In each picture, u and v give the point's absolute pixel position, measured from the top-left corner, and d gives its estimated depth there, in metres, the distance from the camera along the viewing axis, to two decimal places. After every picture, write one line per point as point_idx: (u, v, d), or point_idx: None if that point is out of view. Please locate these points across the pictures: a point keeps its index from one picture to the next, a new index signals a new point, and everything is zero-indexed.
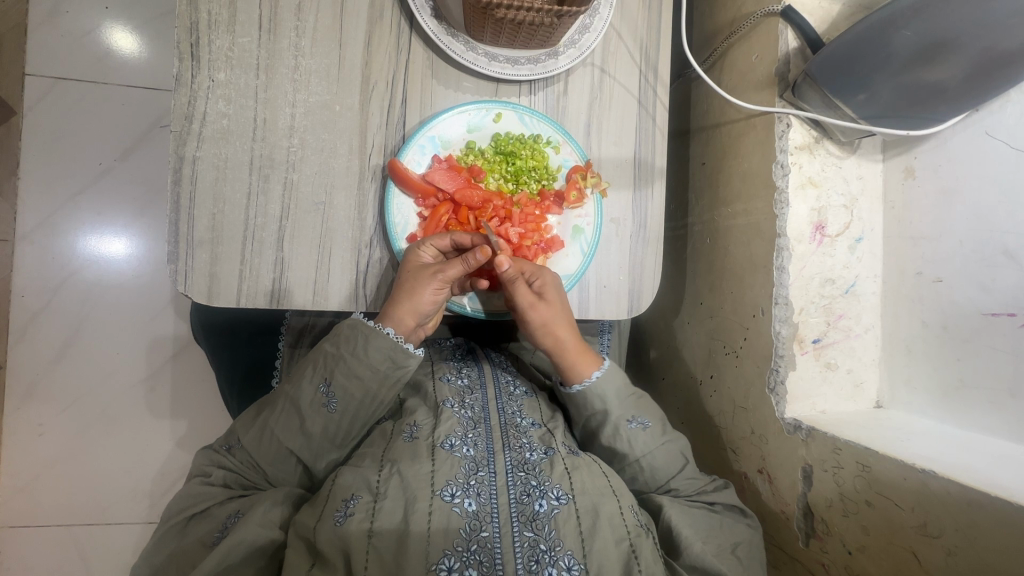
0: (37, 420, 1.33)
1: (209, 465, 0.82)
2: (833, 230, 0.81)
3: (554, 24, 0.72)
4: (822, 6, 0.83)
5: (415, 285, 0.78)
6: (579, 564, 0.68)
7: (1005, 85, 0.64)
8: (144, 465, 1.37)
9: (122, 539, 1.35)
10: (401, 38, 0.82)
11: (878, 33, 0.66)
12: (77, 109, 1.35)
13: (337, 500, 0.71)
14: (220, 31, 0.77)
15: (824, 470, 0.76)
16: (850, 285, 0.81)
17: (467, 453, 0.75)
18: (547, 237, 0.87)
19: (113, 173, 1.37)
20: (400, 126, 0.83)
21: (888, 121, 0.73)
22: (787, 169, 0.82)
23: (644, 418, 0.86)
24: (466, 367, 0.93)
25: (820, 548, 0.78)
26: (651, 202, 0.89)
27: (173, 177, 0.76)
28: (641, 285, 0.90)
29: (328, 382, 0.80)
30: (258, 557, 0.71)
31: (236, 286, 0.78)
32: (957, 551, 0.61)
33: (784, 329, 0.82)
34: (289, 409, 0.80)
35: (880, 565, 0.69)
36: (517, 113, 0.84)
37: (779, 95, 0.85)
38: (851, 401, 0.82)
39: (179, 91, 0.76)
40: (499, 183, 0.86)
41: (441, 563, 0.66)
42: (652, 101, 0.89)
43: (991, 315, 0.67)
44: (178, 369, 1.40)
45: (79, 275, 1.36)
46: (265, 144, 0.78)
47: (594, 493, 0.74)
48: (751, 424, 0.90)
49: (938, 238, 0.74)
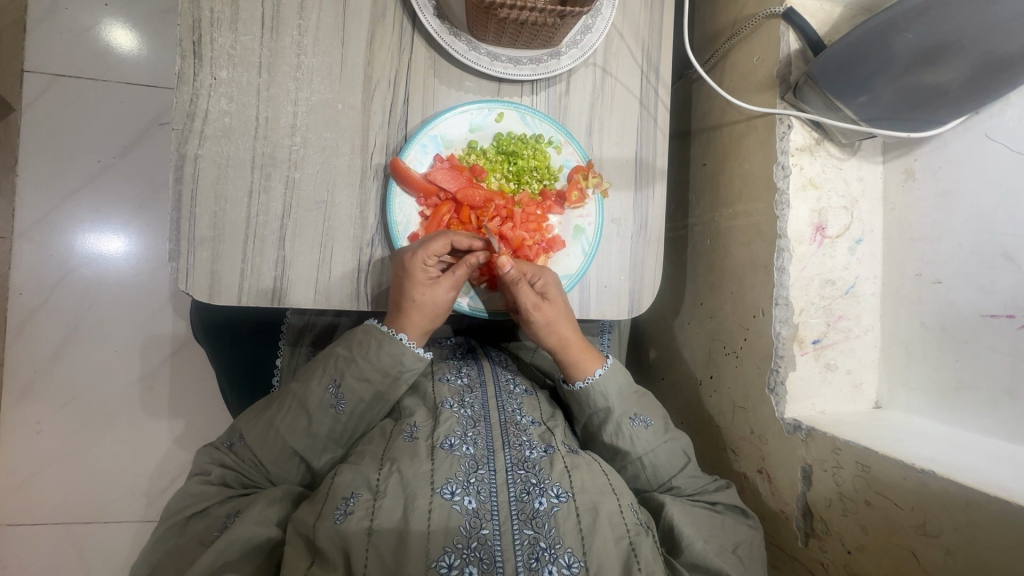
0: (34, 418, 1.33)
1: (209, 463, 0.80)
2: (833, 231, 0.82)
3: (556, 25, 0.72)
4: (824, 8, 0.83)
5: (427, 296, 0.80)
6: (579, 562, 0.68)
7: (1004, 88, 0.64)
8: (142, 464, 1.37)
9: (120, 537, 1.35)
10: (403, 37, 0.82)
11: (879, 35, 0.66)
12: (75, 105, 1.34)
13: (337, 499, 0.71)
14: (223, 28, 0.77)
15: (824, 470, 0.77)
16: (850, 285, 0.82)
17: (467, 452, 0.75)
18: (548, 237, 0.87)
19: (112, 171, 1.37)
20: (402, 125, 0.83)
21: (887, 123, 0.74)
22: (787, 169, 0.82)
23: (646, 416, 0.87)
24: (466, 366, 0.93)
25: (819, 547, 0.78)
26: (652, 202, 0.90)
27: (175, 175, 0.76)
28: (641, 285, 0.91)
29: (338, 383, 0.81)
30: (255, 555, 0.70)
31: (237, 285, 0.78)
32: (955, 549, 0.61)
33: (784, 330, 0.82)
34: (297, 408, 0.80)
35: (879, 564, 0.70)
36: (519, 113, 0.84)
37: (780, 96, 0.85)
38: (850, 402, 0.83)
39: (181, 88, 0.76)
40: (501, 183, 0.86)
41: (441, 560, 0.66)
42: (654, 101, 0.89)
43: (990, 316, 0.68)
44: (177, 367, 1.40)
45: (77, 273, 1.36)
46: (267, 142, 0.78)
47: (594, 492, 0.74)
48: (751, 423, 0.90)
49: (937, 239, 0.75)
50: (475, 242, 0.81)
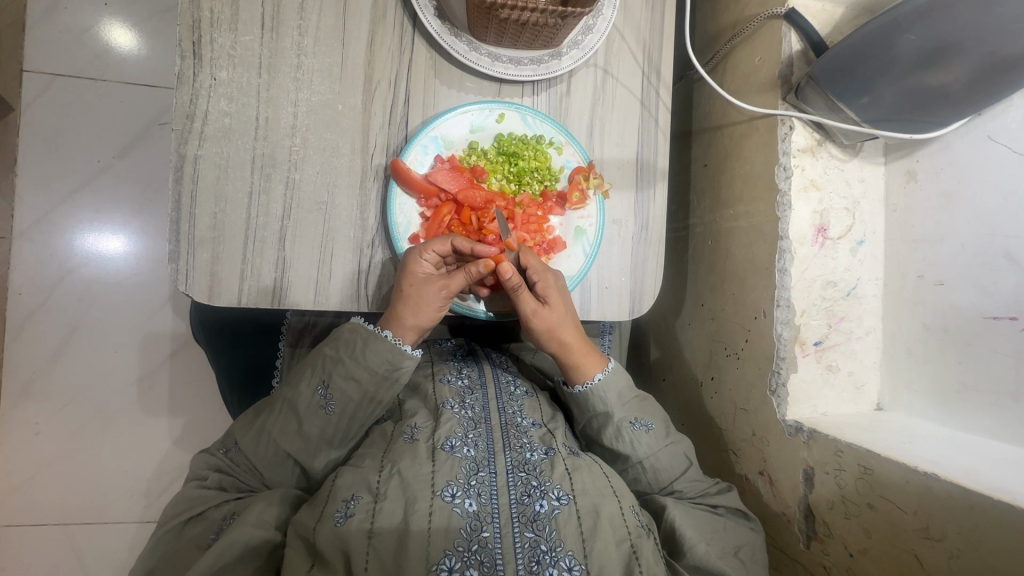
0: (33, 419, 1.32)
1: (205, 468, 0.81)
2: (834, 232, 0.82)
3: (558, 25, 0.72)
4: (826, 9, 0.83)
5: (419, 295, 0.78)
6: (580, 564, 0.67)
7: (1007, 90, 0.64)
8: (141, 465, 1.37)
9: (119, 538, 1.34)
10: (404, 38, 0.81)
11: (883, 36, 0.66)
12: (75, 105, 1.34)
13: (337, 501, 0.71)
14: (223, 29, 0.76)
15: (826, 472, 0.77)
16: (851, 287, 0.82)
17: (467, 454, 0.75)
18: (550, 237, 0.87)
19: (112, 171, 1.36)
20: (403, 126, 0.83)
21: (889, 125, 0.74)
22: (788, 171, 0.82)
23: (647, 420, 0.86)
24: (466, 367, 0.93)
25: (821, 550, 0.78)
26: (653, 203, 0.90)
27: (174, 177, 0.76)
28: (642, 286, 0.90)
29: (326, 384, 0.80)
30: (254, 557, 0.70)
31: (238, 286, 0.78)
32: (960, 553, 0.61)
33: (786, 331, 0.82)
34: (287, 411, 0.80)
35: (882, 567, 0.69)
36: (520, 114, 0.84)
37: (782, 97, 0.85)
38: (852, 403, 0.82)
39: (180, 89, 0.75)
40: (502, 183, 0.86)
41: (442, 563, 0.66)
42: (655, 102, 0.89)
43: (992, 318, 0.68)
44: (176, 368, 1.40)
45: (76, 273, 1.35)
46: (267, 143, 0.78)
47: (595, 494, 0.74)
48: (752, 425, 0.90)
49: (939, 241, 0.74)
50: (481, 248, 0.79)
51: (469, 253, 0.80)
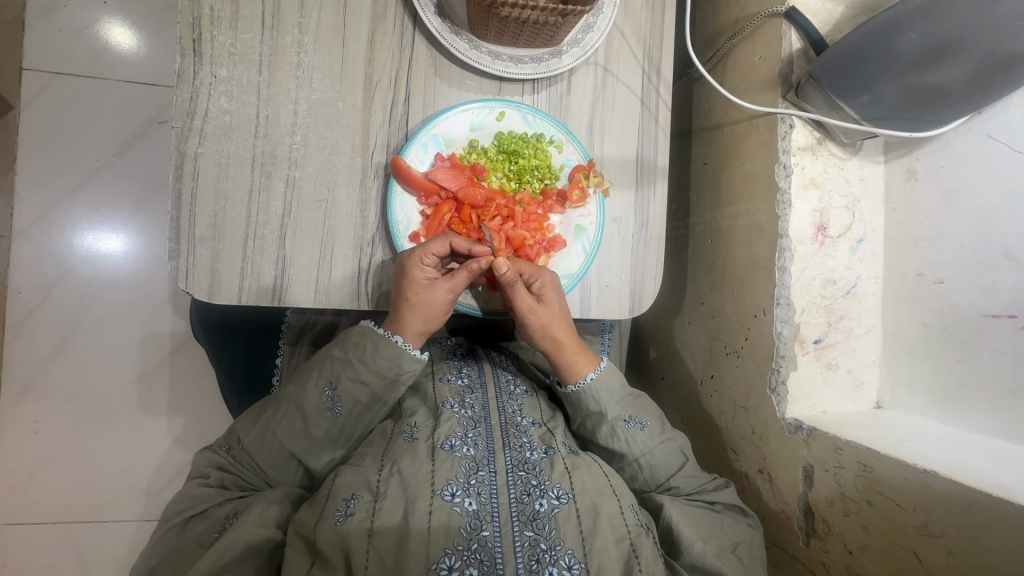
0: (33, 417, 1.32)
1: (207, 466, 0.81)
2: (834, 231, 0.82)
3: (558, 24, 0.72)
4: (825, 8, 0.83)
5: (421, 297, 0.78)
6: (580, 563, 0.67)
7: (1007, 89, 0.64)
8: (142, 463, 1.37)
9: (120, 537, 1.34)
10: (404, 36, 0.81)
11: (882, 34, 0.66)
12: (75, 103, 1.34)
13: (337, 500, 0.71)
14: (223, 27, 0.76)
15: (825, 470, 0.77)
16: (851, 286, 0.82)
17: (467, 453, 0.75)
18: (549, 236, 0.86)
19: (112, 169, 1.36)
20: (403, 125, 0.83)
21: (890, 122, 0.74)
22: (789, 169, 0.82)
23: (642, 418, 0.86)
24: (466, 366, 0.92)
25: (820, 547, 0.78)
26: (653, 202, 0.90)
27: (175, 174, 0.76)
28: (642, 285, 0.90)
29: (334, 385, 0.80)
30: (255, 556, 0.70)
31: (238, 284, 0.78)
32: (957, 550, 0.61)
33: (786, 330, 0.82)
34: (292, 411, 0.80)
35: (881, 565, 0.70)
36: (520, 113, 0.84)
37: (782, 96, 0.85)
38: (851, 402, 0.83)
39: (181, 86, 0.75)
40: (502, 182, 0.86)
41: (442, 562, 0.66)
42: (655, 101, 0.89)
43: (992, 316, 0.68)
44: (176, 366, 1.39)
45: (75, 271, 1.35)
46: (268, 140, 0.78)
47: (594, 493, 0.74)
48: (752, 423, 0.90)
49: (939, 239, 0.75)
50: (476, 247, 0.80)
51: (466, 253, 0.81)
